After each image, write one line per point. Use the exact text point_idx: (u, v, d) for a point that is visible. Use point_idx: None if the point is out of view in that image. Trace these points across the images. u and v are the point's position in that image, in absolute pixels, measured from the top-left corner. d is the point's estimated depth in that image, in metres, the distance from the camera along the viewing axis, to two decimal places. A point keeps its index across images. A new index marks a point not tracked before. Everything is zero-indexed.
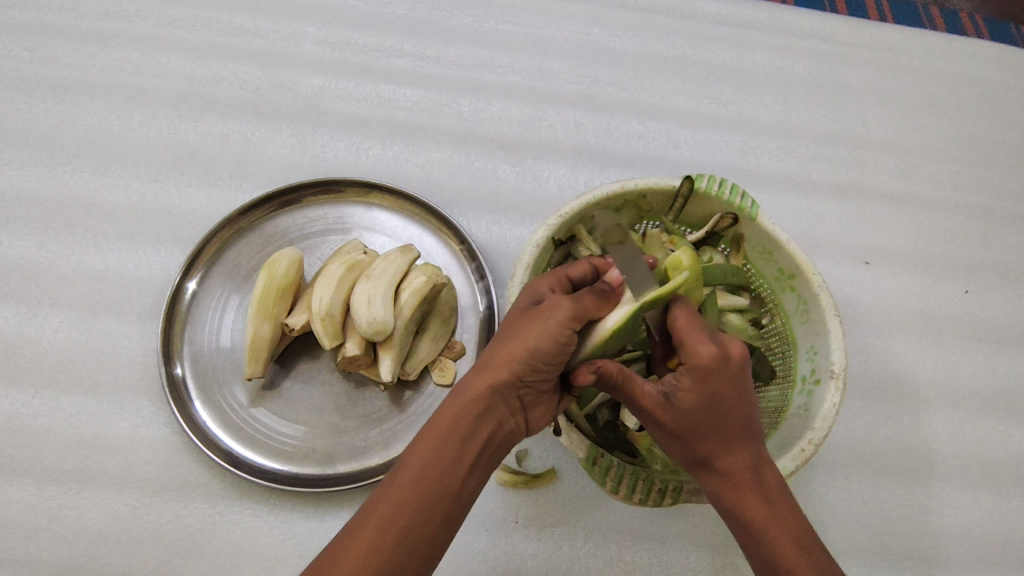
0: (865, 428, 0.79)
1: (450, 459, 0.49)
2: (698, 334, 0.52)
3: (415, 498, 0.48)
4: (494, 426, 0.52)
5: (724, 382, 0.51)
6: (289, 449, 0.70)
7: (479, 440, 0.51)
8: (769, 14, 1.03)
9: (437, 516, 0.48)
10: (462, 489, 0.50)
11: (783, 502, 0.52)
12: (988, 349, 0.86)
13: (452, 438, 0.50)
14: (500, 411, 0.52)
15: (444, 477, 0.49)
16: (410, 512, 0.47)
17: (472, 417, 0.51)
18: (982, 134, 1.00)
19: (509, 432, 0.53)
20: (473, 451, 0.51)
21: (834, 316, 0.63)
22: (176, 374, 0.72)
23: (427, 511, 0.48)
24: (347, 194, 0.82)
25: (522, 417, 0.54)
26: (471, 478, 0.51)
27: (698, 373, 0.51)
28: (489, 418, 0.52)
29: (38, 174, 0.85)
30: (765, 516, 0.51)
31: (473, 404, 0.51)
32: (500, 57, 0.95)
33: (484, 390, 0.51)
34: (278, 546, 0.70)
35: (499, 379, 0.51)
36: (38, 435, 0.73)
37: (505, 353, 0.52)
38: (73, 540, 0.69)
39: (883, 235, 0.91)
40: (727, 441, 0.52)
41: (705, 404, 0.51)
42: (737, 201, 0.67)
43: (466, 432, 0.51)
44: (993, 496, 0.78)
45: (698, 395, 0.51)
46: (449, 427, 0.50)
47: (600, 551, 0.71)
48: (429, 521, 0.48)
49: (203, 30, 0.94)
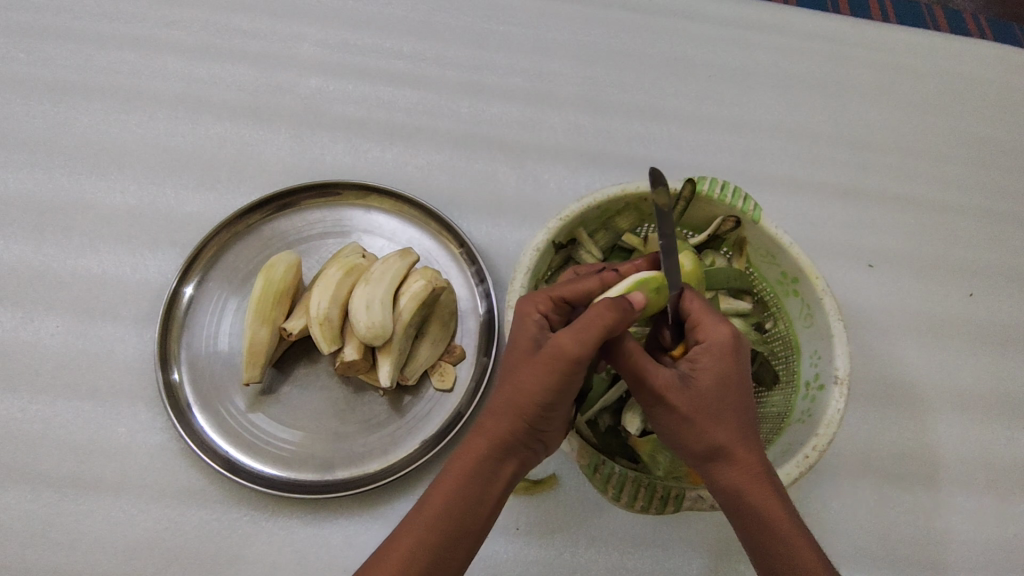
0: (869, 432, 0.78)
1: (475, 499, 0.50)
2: (714, 317, 0.53)
3: (440, 535, 0.49)
4: (516, 464, 0.52)
5: (735, 365, 0.52)
6: (287, 455, 0.69)
7: (503, 479, 0.52)
8: (771, 15, 1.02)
9: (461, 551, 0.50)
10: (484, 523, 0.51)
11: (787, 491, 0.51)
12: (996, 352, 0.85)
13: (476, 480, 0.50)
14: (521, 451, 0.52)
15: (467, 516, 0.50)
16: (436, 549, 0.48)
17: (493, 460, 0.51)
18: (988, 135, 0.99)
19: (527, 466, 0.54)
20: (496, 491, 0.51)
21: (837, 320, 0.62)
22: (173, 379, 0.71)
23: (451, 548, 0.49)
24: (346, 197, 0.81)
25: (541, 447, 0.54)
26: (493, 511, 0.52)
27: (716, 354, 0.52)
28: (511, 457, 0.52)
29: (35, 177, 0.85)
30: (782, 512, 0.49)
31: (494, 447, 0.51)
32: (500, 57, 0.94)
33: (507, 433, 0.51)
34: (276, 553, 0.69)
35: (518, 422, 0.50)
36: (34, 439, 0.72)
37: (525, 392, 0.49)
38: (69, 547, 0.68)
39: (887, 236, 0.89)
40: (739, 425, 0.51)
41: (718, 387, 0.51)
42: (739, 204, 0.66)
43: (492, 467, 0.51)
44: (1000, 501, 0.77)
45: (718, 376, 0.51)
46: (472, 470, 0.51)
47: (601, 558, 0.70)
48: (455, 554, 0.49)
49: (202, 32, 0.93)
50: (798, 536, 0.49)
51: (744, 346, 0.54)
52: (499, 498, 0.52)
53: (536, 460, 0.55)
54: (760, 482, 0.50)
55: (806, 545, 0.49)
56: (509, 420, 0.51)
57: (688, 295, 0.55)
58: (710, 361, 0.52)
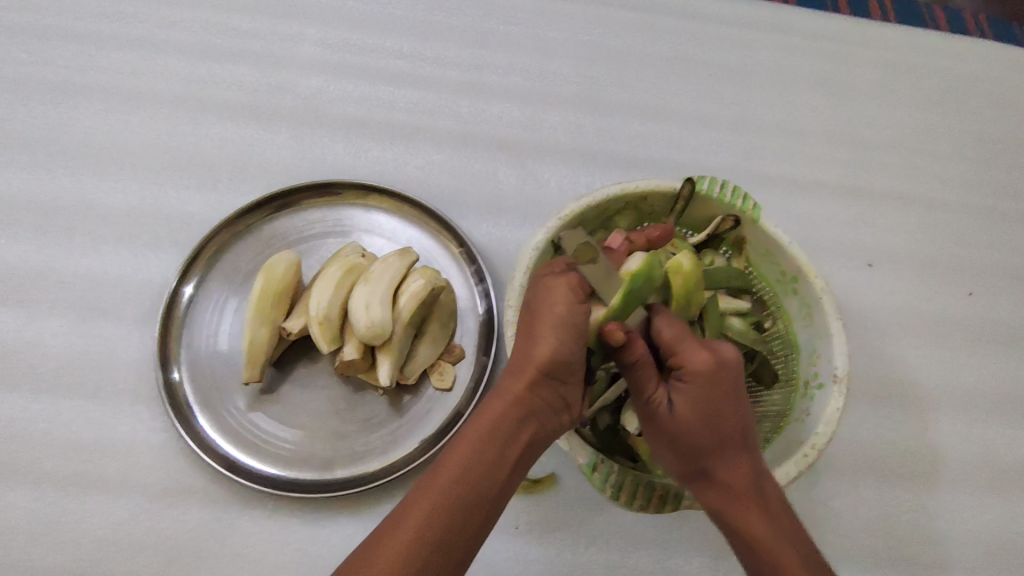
0: (870, 432, 0.78)
1: (492, 461, 0.51)
2: (692, 343, 0.54)
3: (457, 498, 0.49)
4: (536, 427, 0.53)
5: (720, 388, 0.53)
6: (286, 454, 0.69)
7: (521, 441, 0.52)
8: (771, 14, 1.02)
9: (478, 514, 0.49)
10: (502, 489, 0.51)
11: (779, 514, 0.52)
12: (997, 351, 0.85)
13: (494, 438, 0.51)
14: (541, 412, 0.53)
15: (485, 478, 0.50)
16: (454, 509, 0.48)
17: (512, 419, 0.52)
18: (988, 134, 0.99)
19: (551, 434, 0.54)
20: (515, 452, 0.52)
21: (836, 319, 0.62)
22: (173, 379, 0.72)
23: (468, 511, 0.49)
24: (346, 197, 0.81)
25: (564, 414, 0.55)
26: (511, 478, 0.52)
27: (697, 383, 0.52)
28: (531, 418, 0.53)
29: (37, 178, 0.85)
30: (768, 531, 0.51)
31: (512, 407, 0.52)
32: (500, 57, 0.94)
33: (524, 390, 0.53)
34: (277, 551, 0.69)
35: (534, 377, 0.53)
36: (36, 439, 0.72)
37: (544, 344, 0.52)
38: (71, 546, 0.68)
39: (888, 236, 0.89)
40: (724, 449, 0.52)
41: (704, 412, 0.52)
42: (738, 204, 0.66)
43: (509, 431, 0.52)
44: (1001, 501, 0.77)
45: (701, 402, 0.52)
46: (491, 428, 0.52)
47: (602, 558, 0.70)
48: (474, 517, 0.49)
49: (203, 32, 0.94)
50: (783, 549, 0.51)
51: (730, 363, 0.54)
52: (518, 464, 0.52)
53: (563, 430, 0.55)
54: (747, 501, 0.52)
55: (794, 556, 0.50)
56: (525, 376, 0.53)
57: (663, 321, 0.56)
58: (692, 387, 0.53)
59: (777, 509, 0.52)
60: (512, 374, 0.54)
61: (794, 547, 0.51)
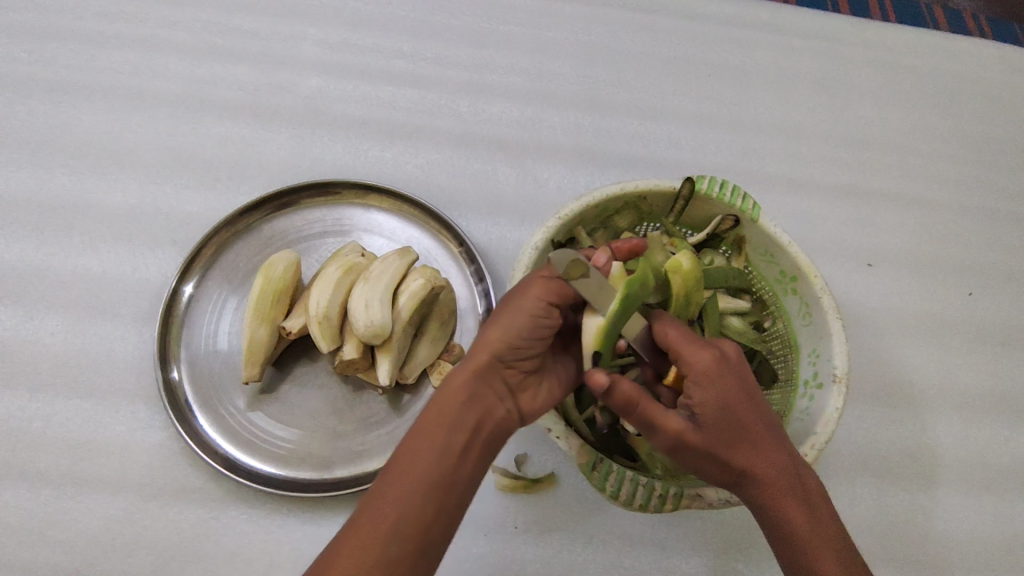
0: (868, 432, 0.78)
1: (442, 449, 0.48)
2: (695, 345, 0.52)
3: (408, 492, 0.47)
4: (484, 413, 0.51)
5: (733, 383, 0.51)
6: (285, 453, 0.69)
7: (472, 430, 0.50)
8: (771, 14, 1.02)
9: (430, 506, 0.47)
10: (455, 480, 0.48)
11: (816, 502, 0.52)
12: (995, 352, 0.85)
13: (442, 427, 0.49)
14: (484, 396, 0.51)
15: (433, 471, 0.47)
16: (404, 504, 0.46)
17: (459, 406, 0.50)
18: (988, 135, 0.99)
19: (501, 423, 0.52)
20: (466, 440, 0.49)
21: (836, 319, 0.62)
22: (172, 378, 0.71)
23: (420, 503, 0.46)
24: (345, 196, 0.81)
25: (510, 396, 0.53)
26: (465, 469, 0.49)
27: (711, 385, 0.51)
28: (479, 405, 0.51)
29: (35, 176, 0.85)
30: (806, 521, 0.51)
31: (460, 393, 0.51)
32: (499, 57, 0.94)
33: (472, 378, 0.51)
34: (275, 551, 0.69)
35: (481, 360, 0.52)
36: (34, 438, 0.72)
37: (491, 329, 0.52)
38: (68, 545, 0.68)
39: (887, 236, 0.89)
40: (753, 448, 0.52)
41: (724, 416, 0.51)
42: (738, 203, 0.66)
43: (456, 418, 0.50)
44: (999, 501, 0.77)
45: (721, 403, 0.51)
46: (440, 418, 0.50)
47: (600, 558, 0.70)
48: (425, 511, 0.46)
49: (203, 31, 0.94)
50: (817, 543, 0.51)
51: (731, 360, 0.53)
52: (471, 453, 0.50)
53: (514, 420, 0.53)
54: (785, 496, 0.51)
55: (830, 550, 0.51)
56: (475, 362, 0.52)
57: (667, 329, 0.54)
58: (706, 392, 0.51)
59: (815, 500, 0.53)
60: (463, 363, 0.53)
61: (832, 538, 0.52)
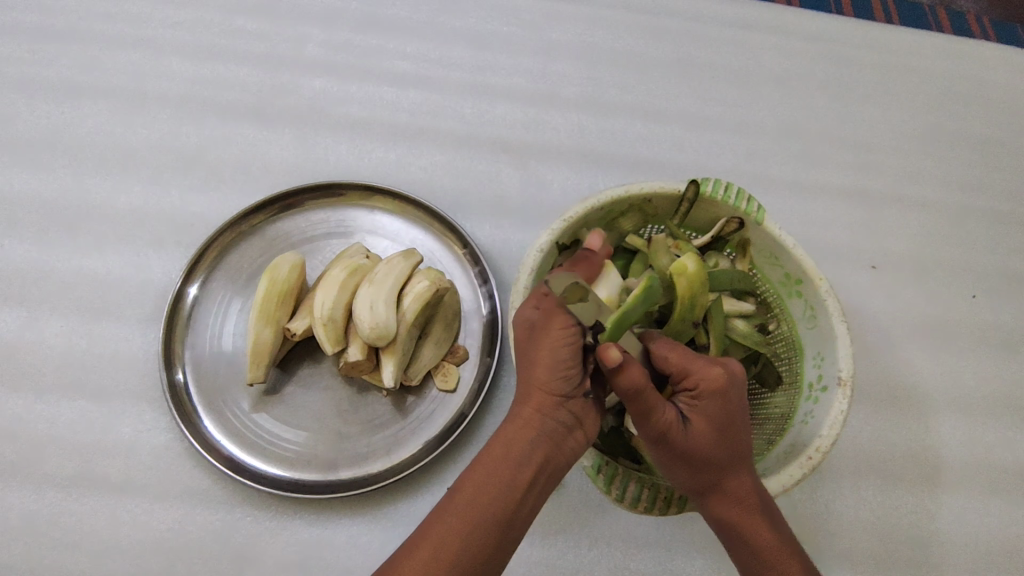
0: (872, 434, 0.78)
1: (504, 486, 0.50)
2: (704, 362, 0.54)
3: (471, 522, 0.48)
4: (548, 448, 0.52)
5: (737, 402, 0.54)
6: (290, 455, 0.69)
7: (534, 464, 0.51)
8: (774, 15, 1.02)
9: (491, 537, 0.49)
10: (516, 515, 0.50)
11: (777, 519, 0.56)
12: (999, 354, 0.85)
13: (505, 463, 0.51)
14: (551, 432, 0.52)
15: (497, 503, 0.49)
16: (467, 533, 0.48)
17: (525, 440, 0.52)
18: (992, 137, 0.99)
19: (566, 453, 0.53)
20: (527, 476, 0.51)
21: (840, 321, 0.63)
22: (177, 380, 0.71)
23: (481, 534, 0.48)
24: (350, 198, 0.81)
25: (576, 431, 0.54)
26: (527, 502, 0.51)
27: (711, 402, 0.53)
28: (543, 440, 0.52)
29: (39, 178, 0.85)
30: (771, 535, 0.55)
31: (526, 428, 0.52)
32: (503, 58, 0.94)
33: (536, 413, 0.52)
34: (280, 552, 0.69)
35: (545, 397, 0.53)
36: (38, 439, 0.72)
37: (546, 368, 0.52)
38: (73, 547, 0.68)
39: (891, 238, 0.89)
40: (737, 461, 0.55)
41: (720, 429, 0.53)
42: (743, 206, 0.66)
43: (522, 453, 0.51)
44: (1003, 503, 0.77)
45: (716, 420, 0.53)
46: (503, 453, 0.51)
47: (605, 559, 0.70)
48: (486, 542, 0.48)
49: (206, 33, 0.94)
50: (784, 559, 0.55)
51: (737, 379, 0.55)
52: (532, 486, 0.51)
53: (578, 447, 0.55)
54: (751, 512, 0.55)
55: (796, 564, 0.55)
56: (537, 400, 0.53)
57: (661, 349, 0.56)
58: (709, 407, 0.53)
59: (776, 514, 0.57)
60: (524, 398, 0.54)
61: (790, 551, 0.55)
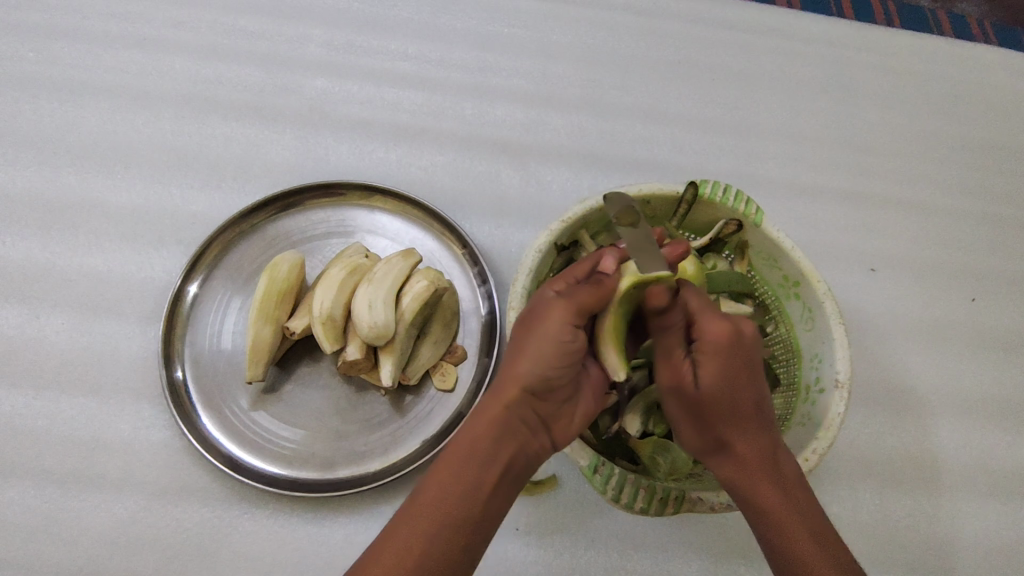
0: (870, 437, 0.78)
1: (470, 485, 0.49)
2: (710, 317, 0.53)
3: (434, 524, 0.48)
4: (514, 448, 0.52)
5: (739, 361, 0.52)
6: (288, 453, 0.69)
7: (499, 464, 0.51)
8: (775, 18, 1.02)
9: (459, 538, 0.48)
10: (482, 515, 0.49)
11: (796, 491, 0.52)
12: (998, 357, 0.85)
13: (469, 460, 0.50)
14: (519, 432, 0.52)
15: (462, 505, 0.49)
16: (432, 536, 0.48)
17: (491, 439, 0.51)
18: (992, 141, 0.99)
19: (531, 455, 0.53)
20: (491, 477, 0.50)
21: (839, 324, 0.63)
22: (176, 377, 0.72)
23: (447, 537, 0.48)
24: (349, 197, 0.81)
25: (542, 432, 0.54)
26: (493, 503, 0.50)
27: (714, 355, 0.52)
28: (509, 439, 0.51)
29: (42, 175, 0.86)
30: (782, 504, 0.51)
31: (493, 425, 0.51)
32: (504, 59, 0.95)
33: (503, 410, 0.52)
34: (276, 550, 0.69)
35: (517, 394, 0.52)
36: (38, 435, 0.73)
37: (527, 360, 0.52)
38: (71, 543, 0.69)
39: (891, 241, 0.89)
40: (740, 421, 0.52)
41: (721, 387, 0.52)
42: (741, 208, 0.67)
43: (486, 454, 0.50)
44: (1001, 507, 0.77)
45: (717, 374, 0.52)
46: (468, 451, 0.50)
47: (601, 559, 0.70)
48: (454, 543, 0.48)
49: (209, 33, 0.94)
50: (800, 527, 0.50)
51: (747, 340, 0.53)
52: (497, 487, 0.50)
53: (543, 451, 0.54)
54: (753, 474, 0.52)
55: (808, 534, 0.50)
56: (508, 395, 0.52)
57: (685, 293, 0.55)
58: (709, 360, 0.52)
59: (793, 483, 0.52)
60: (492, 393, 0.53)
61: (809, 523, 0.51)
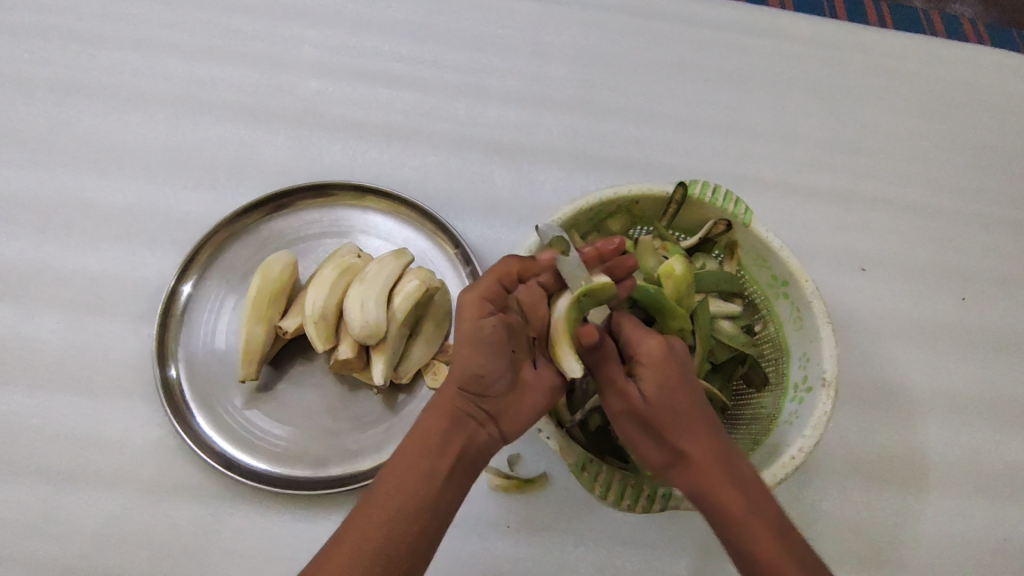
0: (859, 435, 0.79)
1: (423, 473, 0.50)
2: (642, 331, 0.55)
3: (393, 511, 0.48)
4: (464, 437, 0.53)
5: (675, 370, 0.53)
6: (280, 451, 0.70)
7: (451, 453, 0.52)
8: (768, 19, 1.03)
9: (417, 523, 0.49)
10: (439, 500, 0.50)
11: (757, 494, 0.51)
12: (987, 357, 0.85)
13: (422, 453, 0.51)
14: (467, 423, 0.53)
15: (418, 491, 0.49)
16: (389, 522, 0.48)
17: (442, 429, 0.52)
18: (983, 141, 0.99)
19: (482, 445, 0.54)
20: (445, 464, 0.51)
21: (826, 323, 0.63)
22: (170, 376, 0.72)
23: (405, 523, 0.48)
24: (342, 198, 0.82)
25: (492, 424, 0.55)
26: (449, 489, 0.51)
27: (654, 364, 0.53)
28: (459, 429, 0.53)
29: (37, 175, 0.86)
30: (744, 508, 0.49)
31: (441, 418, 0.53)
32: (498, 60, 0.95)
33: (450, 403, 0.53)
34: (269, 547, 0.70)
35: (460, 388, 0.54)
36: (34, 434, 0.73)
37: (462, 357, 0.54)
38: (66, 540, 0.69)
39: (881, 241, 0.90)
40: (690, 429, 0.52)
41: (664, 399, 0.52)
42: (730, 207, 0.67)
43: (439, 444, 0.52)
44: (988, 505, 0.78)
45: (659, 386, 0.52)
46: (422, 445, 0.51)
47: (590, 556, 0.71)
48: (413, 527, 0.48)
49: (204, 34, 0.95)
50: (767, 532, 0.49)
51: (678, 352, 0.55)
52: (453, 474, 0.52)
53: (494, 442, 0.55)
54: (714, 481, 0.50)
55: (774, 536, 0.48)
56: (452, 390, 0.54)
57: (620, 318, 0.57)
58: (648, 374, 0.53)
59: (753, 486, 0.51)
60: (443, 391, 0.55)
61: (775, 523, 0.49)
